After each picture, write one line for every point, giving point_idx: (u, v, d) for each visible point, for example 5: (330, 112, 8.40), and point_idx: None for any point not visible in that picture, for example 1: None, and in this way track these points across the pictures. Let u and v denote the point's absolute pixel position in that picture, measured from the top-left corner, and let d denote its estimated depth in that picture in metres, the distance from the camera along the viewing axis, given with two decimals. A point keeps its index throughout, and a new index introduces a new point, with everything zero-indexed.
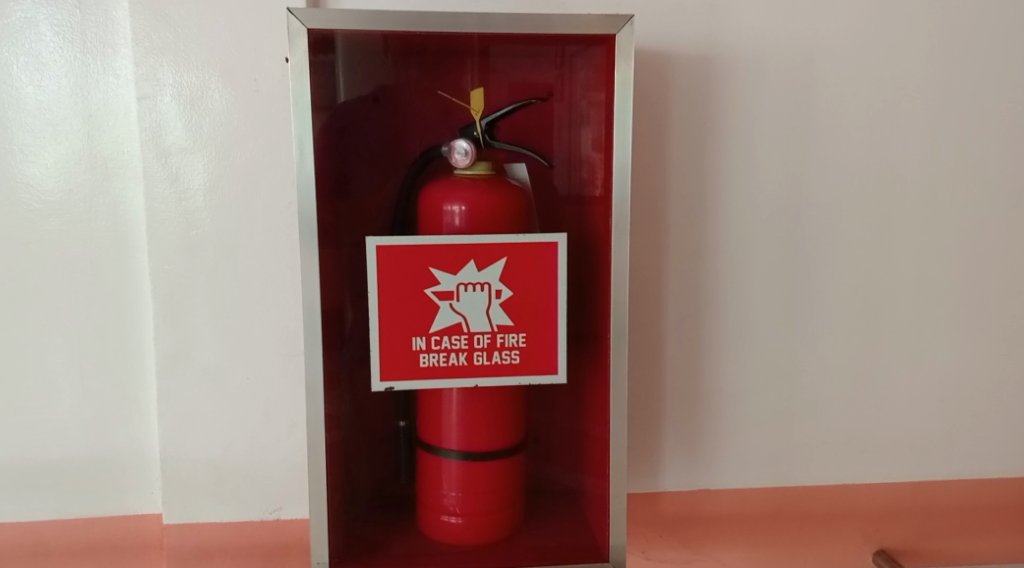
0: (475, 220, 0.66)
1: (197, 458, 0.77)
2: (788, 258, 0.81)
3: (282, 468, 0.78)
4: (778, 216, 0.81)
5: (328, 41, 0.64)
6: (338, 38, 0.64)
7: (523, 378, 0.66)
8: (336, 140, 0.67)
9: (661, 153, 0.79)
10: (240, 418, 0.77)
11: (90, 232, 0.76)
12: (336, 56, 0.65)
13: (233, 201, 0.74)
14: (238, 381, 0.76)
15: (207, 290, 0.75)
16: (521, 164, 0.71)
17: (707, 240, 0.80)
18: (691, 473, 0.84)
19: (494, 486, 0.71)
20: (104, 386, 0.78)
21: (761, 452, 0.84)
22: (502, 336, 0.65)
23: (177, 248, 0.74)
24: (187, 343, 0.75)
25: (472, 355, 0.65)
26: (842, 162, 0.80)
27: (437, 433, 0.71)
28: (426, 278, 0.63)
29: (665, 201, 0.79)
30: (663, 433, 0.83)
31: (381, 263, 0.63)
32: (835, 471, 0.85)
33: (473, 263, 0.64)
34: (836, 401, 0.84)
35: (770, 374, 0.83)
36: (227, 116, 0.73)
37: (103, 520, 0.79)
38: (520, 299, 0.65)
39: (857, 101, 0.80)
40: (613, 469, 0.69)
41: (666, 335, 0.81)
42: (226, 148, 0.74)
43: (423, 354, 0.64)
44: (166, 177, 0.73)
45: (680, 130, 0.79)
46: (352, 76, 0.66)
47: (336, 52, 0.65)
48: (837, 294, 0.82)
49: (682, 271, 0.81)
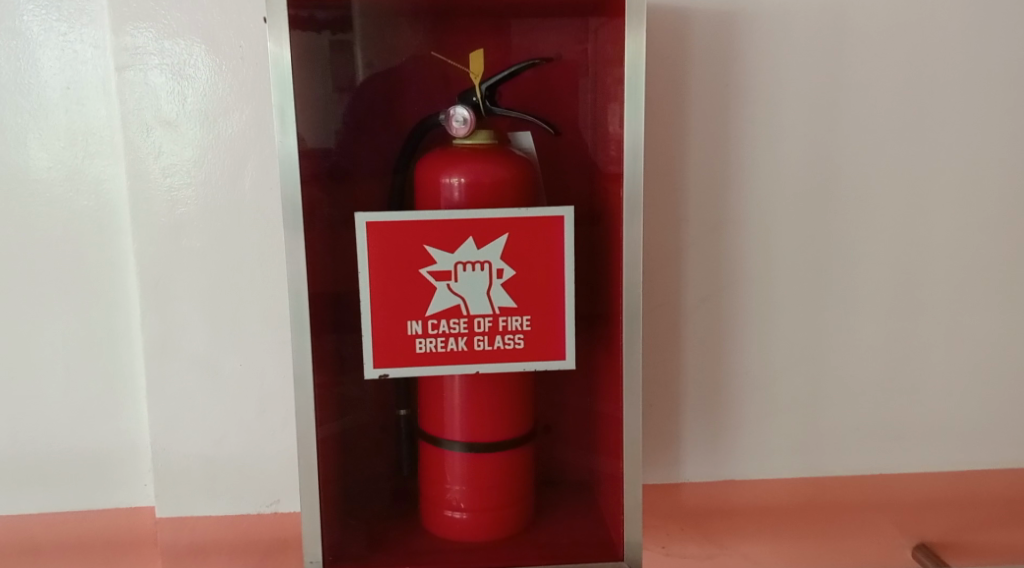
0: (476, 194, 0.61)
1: (190, 452, 0.73)
2: (818, 231, 0.75)
3: (278, 461, 0.74)
4: (807, 186, 0.74)
5: (342, 15, 0.60)
6: (355, 9, 0.61)
7: (528, 364, 0.60)
8: (330, 114, 0.62)
9: (680, 120, 0.73)
10: (233, 407, 0.73)
11: (71, 213, 0.72)
12: (354, 31, 0.62)
13: (220, 179, 0.70)
14: (229, 369, 0.72)
15: (194, 274, 0.71)
16: (526, 133, 0.66)
17: (730, 213, 0.74)
18: (714, 463, 0.78)
19: (500, 480, 0.67)
20: (93, 377, 0.74)
21: (790, 441, 0.78)
22: (505, 319, 0.59)
23: (162, 229, 0.70)
24: (175, 331, 0.71)
25: (472, 340, 0.59)
26: (877, 125, 0.74)
27: (439, 425, 0.66)
28: (420, 257, 0.58)
29: (685, 172, 0.73)
30: (683, 421, 0.78)
31: (372, 240, 0.57)
32: (869, 462, 0.79)
33: (471, 240, 0.58)
34: (869, 385, 0.78)
35: (799, 357, 0.77)
36: (211, 87, 0.69)
37: (93, 515, 0.76)
38: (524, 278, 0.59)
39: (894, 59, 0.73)
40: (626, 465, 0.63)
41: (686, 315, 0.76)
42: (212, 120, 0.69)
43: (419, 339, 0.59)
44: (153, 155, 0.69)
45: (699, 93, 0.72)
46: (367, 49, 0.63)
47: (353, 27, 0.62)
48: (871, 270, 0.76)
49: (703, 246, 0.75)
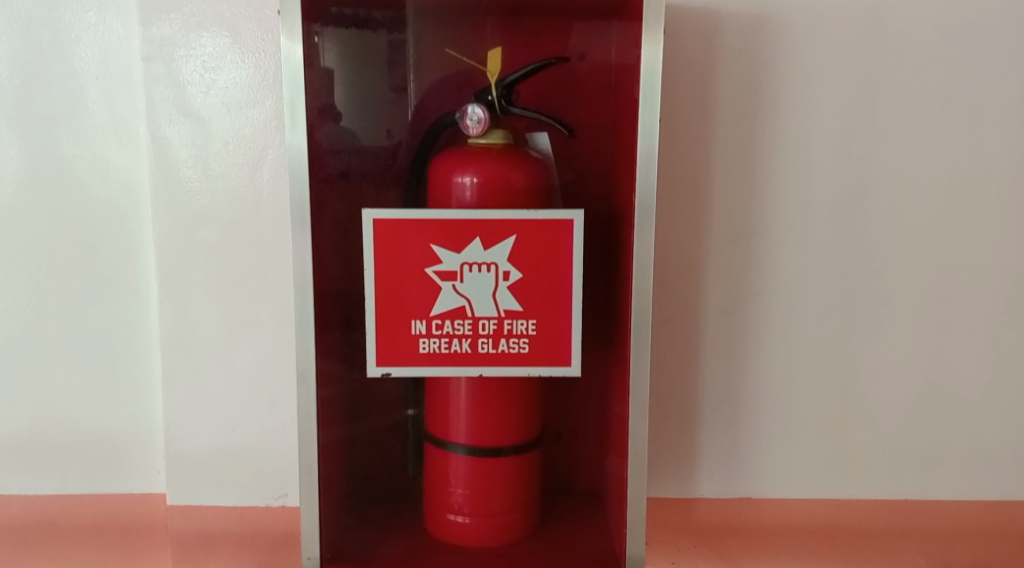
0: (487, 195, 0.60)
1: (201, 440, 0.74)
2: (847, 242, 0.72)
3: (287, 454, 0.75)
4: (837, 195, 0.71)
5: (396, 19, 0.62)
6: (409, 14, 0.62)
7: (533, 370, 0.59)
8: (357, 109, 0.62)
9: (705, 124, 0.70)
10: (245, 398, 0.73)
11: (97, 200, 0.73)
12: (407, 34, 0.63)
13: (239, 171, 0.71)
14: (241, 360, 0.73)
15: (211, 265, 0.71)
16: (543, 134, 0.64)
17: (754, 220, 0.72)
18: (730, 480, 0.76)
19: (504, 485, 0.65)
20: (111, 363, 0.75)
21: (811, 460, 0.75)
22: (510, 322, 0.58)
23: (181, 219, 0.71)
24: (190, 321, 0.72)
25: (476, 342, 0.58)
26: (914, 134, 0.70)
27: (445, 427, 0.65)
28: (426, 256, 0.57)
29: (708, 178, 0.71)
30: (698, 434, 0.75)
31: (379, 238, 0.57)
32: (895, 485, 0.76)
33: (478, 240, 0.57)
34: (897, 406, 0.75)
35: (823, 373, 0.74)
36: (235, 80, 0.69)
37: (107, 498, 0.77)
38: (530, 281, 0.57)
39: (935, 65, 0.69)
40: (631, 478, 0.61)
41: (705, 325, 0.73)
42: (234, 112, 0.70)
43: (423, 339, 0.58)
44: (177, 145, 0.70)
45: (726, 96, 0.70)
46: (416, 56, 0.64)
47: (406, 30, 0.63)
48: (903, 285, 0.73)
49: (725, 254, 0.72)
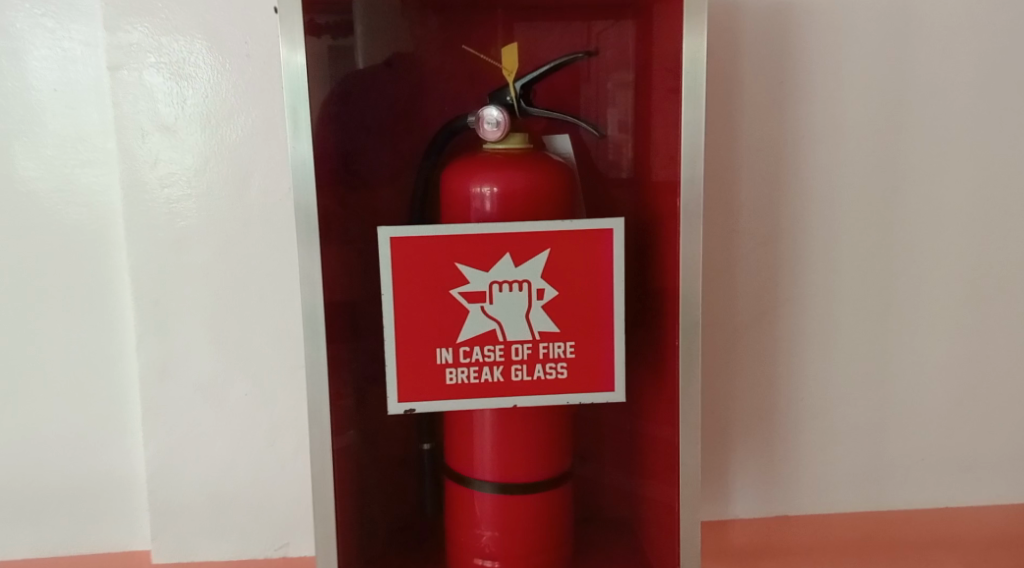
0: (510, 205, 0.54)
1: (192, 488, 0.66)
2: (880, 242, 0.68)
3: (288, 496, 0.67)
4: (868, 193, 0.68)
5: (345, 17, 0.53)
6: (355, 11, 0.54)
7: (572, 397, 0.53)
8: (358, 116, 0.56)
9: (731, 123, 0.66)
10: (240, 439, 0.66)
11: (62, 226, 0.65)
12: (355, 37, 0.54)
13: (225, 188, 0.63)
14: (235, 397, 0.65)
15: (197, 293, 0.64)
16: (564, 136, 0.59)
17: (784, 222, 0.68)
18: (766, 497, 0.71)
19: (537, 524, 0.58)
20: (85, 407, 0.67)
21: (849, 472, 0.72)
22: (546, 345, 0.52)
23: (161, 243, 0.63)
24: (176, 356, 0.64)
25: (509, 369, 0.53)
26: (945, 126, 0.67)
27: (468, 462, 0.58)
28: (451, 277, 0.51)
29: (735, 179, 0.67)
30: (732, 451, 0.71)
31: (396, 257, 0.51)
32: (934, 493, 0.73)
33: (509, 257, 0.51)
34: (935, 411, 0.71)
35: (859, 380, 0.70)
36: (212, 86, 0.62)
37: (84, 558, 0.69)
38: (567, 300, 0.52)
39: (965, 54, 0.66)
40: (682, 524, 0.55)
41: (737, 335, 0.69)
42: (215, 124, 0.63)
43: (450, 369, 0.52)
44: (150, 162, 0.63)
45: (753, 92, 0.66)
46: (366, 52, 0.56)
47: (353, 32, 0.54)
48: (937, 285, 0.69)
49: (755, 259, 0.68)
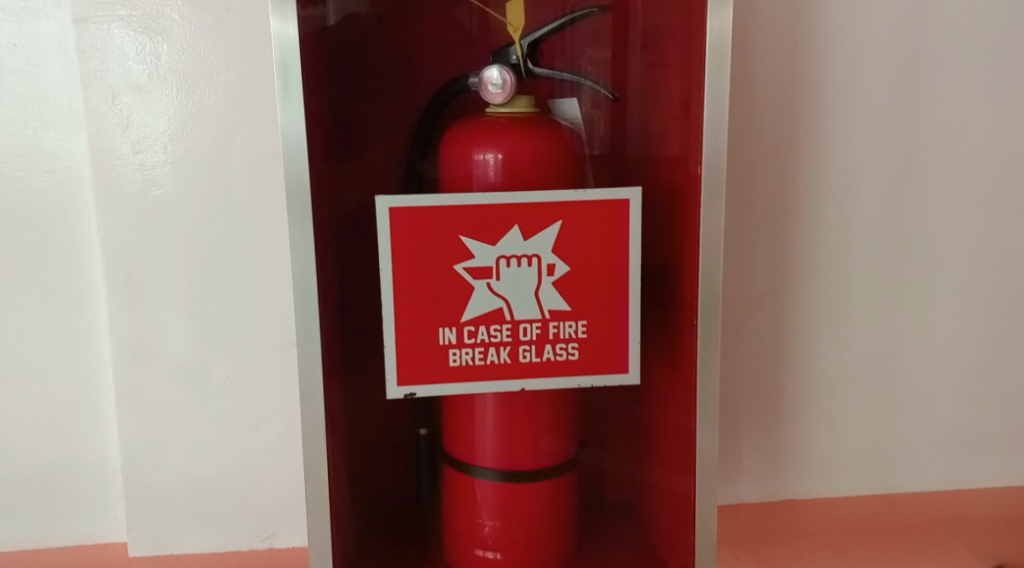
0: (516, 172, 0.50)
1: (172, 476, 0.62)
2: (894, 216, 0.66)
3: (275, 485, 0.64)
4: (884, 165, 0.65)
5: None
6: None
7: (584, 380, 0.50)
8: (345, 76, 0.52)
9: (744, 90, 0.63)
10: (222, 424, 0.62)
11: (24, 194, 0.60)
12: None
13: (202, 154, 0.58)
14: (216, 380, 0.61)
15: (174, 268, 0.59)
16: (572, 101, 0.54)
17: (797, 195, 0.65)
18: (772, 480, 0.69)
19: (542, 513, 0.55)
20: (53, 390, 0.62)
21: (856, 454, 0.70)
22: (556, 324, 0.49)
23: (135, 214, 0.58)
24: (152, 336, 0.60)
25: (517, 350, 0.49)
26: (964, 96, 0.64)
27: (469, 448, 0.55)
28: (454, 251, 0.47)
29: (747, 150, 0.64)
30: (739, 433, 0.68)
31: (396, 229, 0.47)
32: (941, 475, 0.71)
33: (517, 229, 0.48)
34: (945, 391, 0.69)
35: (870, 360, 0.68)
36: (189, 42, 0.57)
37: (54, 551, 0.64)
38: (579, 276, 0.48)
39: (985, 21, 0.63)
40: (696, 516, 0.52)
41: (746, 314, 0.66)
42: (191, 84, 0.58)
43: (453, 350, 0.48)
44: (121, 126, 0.58)
45: (767, 58, 0.62)
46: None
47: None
48: (951, 261, 0.67)
49: (767, 235, 0.65)
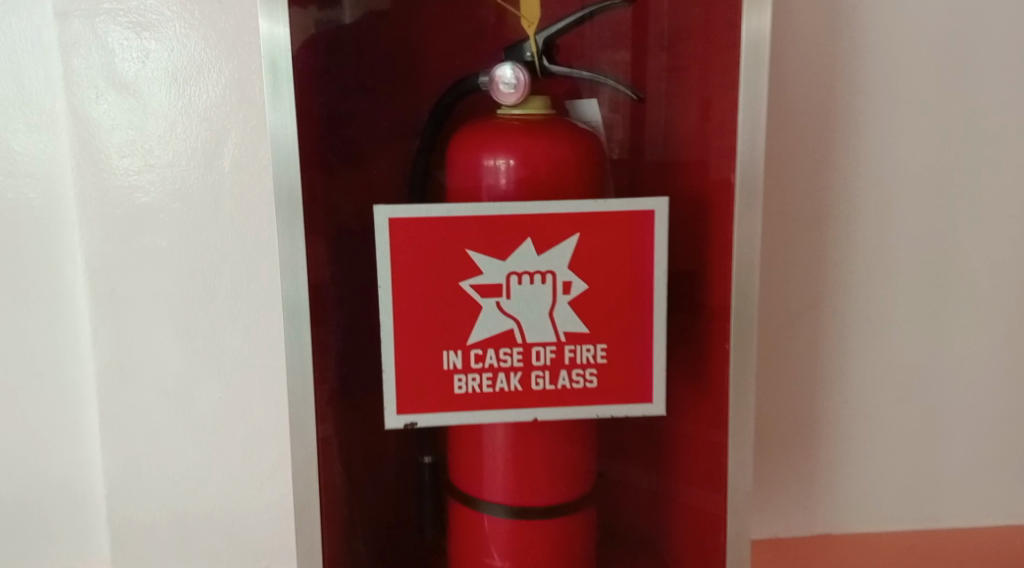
0: (528, 180, 0.45)
1: (158, 503, 0.58)
2: (940, 229, 0.61)
3: (268, 514, 0.59)
4: (929, 174, 0.60)
5: None
6: None
7: (602, 410, 0.45)
8: (345, 73, 0.47)
9: (776, 92, 0.58)
10: (212, 449, 0.58)
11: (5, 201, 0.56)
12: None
13: (192, 159, 0.55)
14: (206, 402, 0.57)
15: (161, 281, 0.55)
16: (593, 101, 0.49)
17: (834, 206, 0.60)
18: (804, 512, 0.64)
19: (557, 553, 0.50)
20: (33, 410, 0.59)
21: (896, 486, 0.64)
22: (573, 348, 0.44)
23: (120, 223, 0.55)
24: (138, 354, 0.56)
25: (528, 377, 0.44)
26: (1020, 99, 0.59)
27: (477, 481, 0.50)
28: (460, 267, 0.43)
29: (780, 156, 0.59)
30: (768, 461, 0.63)
31: (396, 242, 0.42)
32: (989, 510, 0.65)
33: (530, 243, 0.43)
34: (995, 419, 0.64)
35: (913, 384, 0.63)
36: (179, 38, 0.53)
37: None
38: (598, 295, 0.44)
39: None
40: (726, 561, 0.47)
41: (778, 332, 0.61)
42: (180, 83, 0.54)
43: (458, 376, 0.44)
44: (106, 129, 0.54)
45: (802, 58, 0.57)
46: None
47: None
48: (1004, 279, 0.61)
49: (800, 248, 0.60)
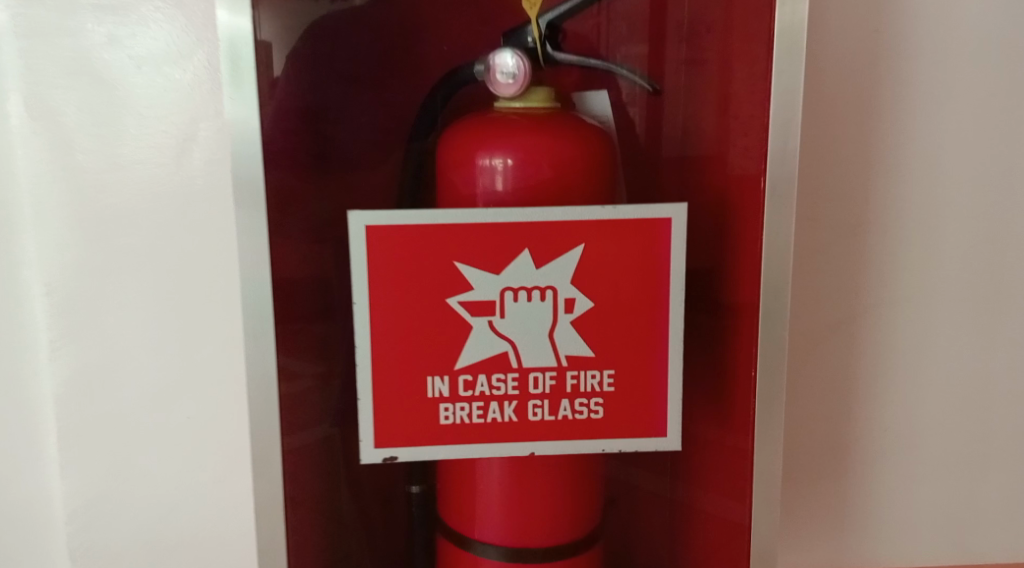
0: (530, 182, 0.39)
1: (126, 529, 0.54)
2: (989, 237, 0.54)
3: (245, 543, 0.55)
4: (978, 176, 0.54)
5: None
6: None
7: (609, 444, 0.40)
8: (328, 59, 0.42)
9: (807, 84, 0.52)
10: (183, 473, 0.53)
11: None
12: None
13: (161, 156, 0.50)
14: (177, 422, 0.52)
15: (127, 290, 0.51)
16: (602, 94, 0.44)
17: (870, 211, 0.54)
18: (831, 546, 0.59)
19: None
20: None
21: (935, 520, 0.58)
22: (575, 374, 0.39)
23: (82, 226, 0.50)
24: (103, 369, 0.51)
25: (525, 406, 0.39)
26: None
27: (469, 518, 0.45)
28: (448, 281, 0.38)
29: (811, 156, 0.53)
30: (793, 490, 0.58)
31: (374, 253, 0.37)
32: None
33: (527, 255, 0.38)
34: None
35: (954, 408, 0.57)
36: (147, 23, 0.48)
37: None
38: (605, 314, 0.38)
39: None
40: None
41: (806, 349, 0.56)
42: (147, 73, 0.49)
43: (445, 404, 0.39)
44: (67, 122, 0.49)
45: (837, 47, 0.52)
46: None
47: None
48: None
49: (832, 257, 0.54)
